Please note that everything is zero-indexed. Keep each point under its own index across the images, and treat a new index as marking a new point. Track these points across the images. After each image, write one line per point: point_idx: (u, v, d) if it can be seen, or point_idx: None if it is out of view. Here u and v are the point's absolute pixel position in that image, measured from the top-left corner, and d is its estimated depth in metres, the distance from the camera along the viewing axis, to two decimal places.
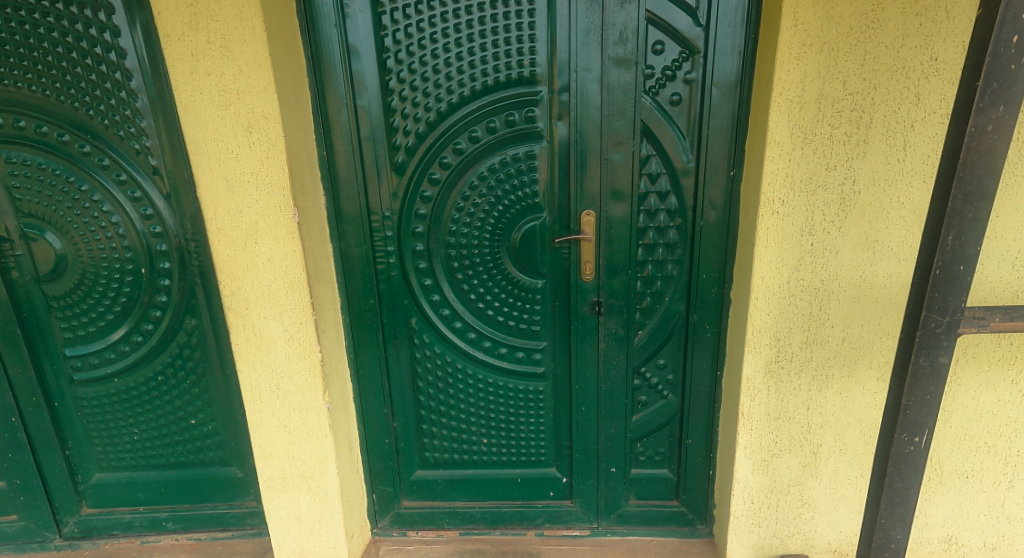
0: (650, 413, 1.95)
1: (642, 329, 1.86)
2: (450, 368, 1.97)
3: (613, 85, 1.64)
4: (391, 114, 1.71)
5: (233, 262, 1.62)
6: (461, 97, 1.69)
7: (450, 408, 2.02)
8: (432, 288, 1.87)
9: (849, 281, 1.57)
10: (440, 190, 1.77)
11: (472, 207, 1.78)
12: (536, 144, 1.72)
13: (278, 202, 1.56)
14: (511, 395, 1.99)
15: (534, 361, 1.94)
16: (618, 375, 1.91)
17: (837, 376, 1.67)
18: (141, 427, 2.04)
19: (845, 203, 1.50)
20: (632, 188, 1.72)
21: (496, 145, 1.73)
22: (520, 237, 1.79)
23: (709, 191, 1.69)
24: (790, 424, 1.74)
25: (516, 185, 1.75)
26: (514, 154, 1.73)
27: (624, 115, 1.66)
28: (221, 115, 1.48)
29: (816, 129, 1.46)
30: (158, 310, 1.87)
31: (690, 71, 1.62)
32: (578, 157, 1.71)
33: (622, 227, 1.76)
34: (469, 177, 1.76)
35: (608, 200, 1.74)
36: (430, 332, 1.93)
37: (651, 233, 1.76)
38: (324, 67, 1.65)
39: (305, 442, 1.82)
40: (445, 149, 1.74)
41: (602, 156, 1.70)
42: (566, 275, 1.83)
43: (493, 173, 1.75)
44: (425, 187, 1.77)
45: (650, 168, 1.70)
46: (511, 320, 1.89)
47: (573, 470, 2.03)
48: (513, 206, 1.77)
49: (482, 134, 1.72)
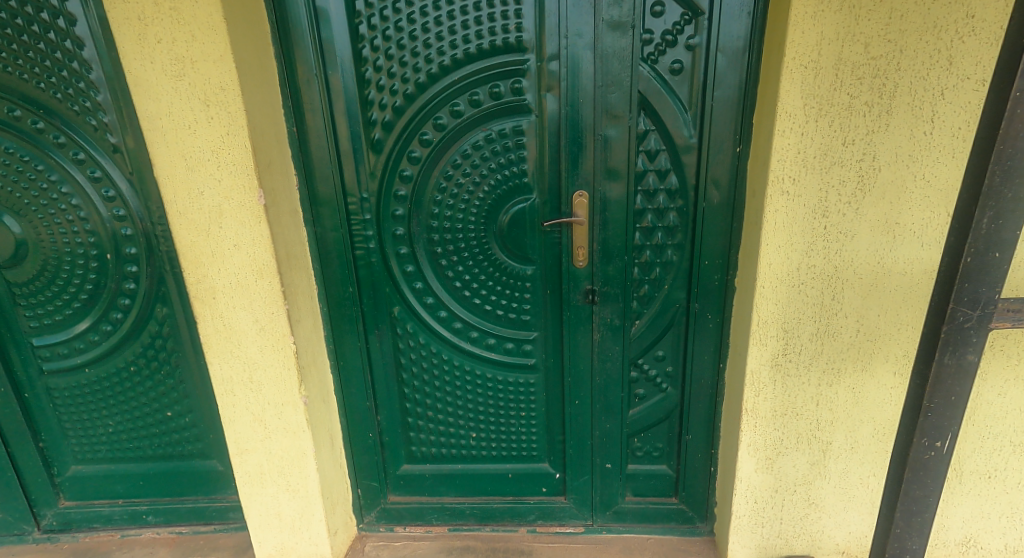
0: (648, 407, 1.84)
1: (639, 318, 1.75)
2: (435, 359, 1.87)
3: (607, 52, 1.50)
4: (366, 86, 1.57)
5: (196, 247, 1.50)
6: (441, 67, 1.55)
7: (437, 401, 1.92)
8: (414, 274, 1.76)
9: (866, 268, 1.43)
10: (421, 170, 1.64)
11: (456, 188, 1.66)
12: (524, 119, 1.58)
13: (241, 183, 1.44)
14: (501, 387, 1.88)
15: (524, 352, 1.83)
16: (613, 367, 1.80)
17: (849, 371, 1.54)
18: (116, 419, 1.96)
19: (863, 181, 1.36)
20: (628, 166, 1.58)
21: (480, 120, 1.59)
22: (507, 220, 1.67)
23: (713, 169, 1.54)
24: (798, 421, 1.61)
25: (503, 163, 1.62)
26: (500, 129, 1.59)
27: (619, 86, 1.51)
28: (174, 86, 1.35)
29: (832, 99, 1.30)
30: (127, 297, 1.77)
31: (693, 35, 1.46)
32: (569, 133, 1.57)
33: (617, 209, 1.62)
34: (452, 156, 1.63)
35: (603, 179, 1.60)
36: (414, 321, 1.82)
37: (649, 215, 1.63)
38: (291, 34, 1.52)
39: (282, 437, 1.73)
40: (426, 125, 1.60)
41: (595, 132, 1.56)
42: (557, 261, 1.70)
43: (477, 151, 1.62)
44: (404, 165, 1.65)
45: (649, 144, 1.56)
46: (500, 309, 1.78)
47: (567, 466, 1.93)
48: (499, 187, 1.64)
49: (464, 107, 1.58)
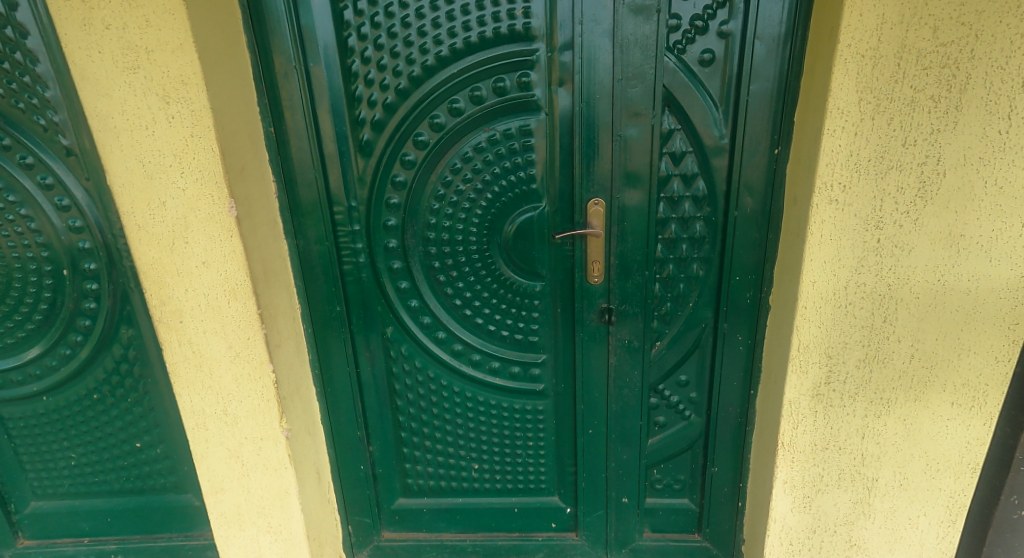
0: (669, 436, 1.67)
1: (660, 339, 1.57)
2: (433, 383, 1.69)
3: (628, 40, 1.31)
4: (353, 80, 1.39)
5: (159, 266, 1.31)
6: (438, 58, 1.36)
7: (435, 430, 1.74)
8: (409, 291, 1.58)
9: (923, 286, 1.26)
10: (416, 175, 1.46)
11: (455, 195, 1.48)
12: (532, 118, 1.40)
13: (209, 191, 1.25)
14: (506, 414, 1.71)
15: (531, 377, 1.66)
16: (631, 394, 1.63)
17: (900, 401, 1.36)
18: (79, 451, 1.77)
19: (925, 188, 1.18)
20: (650, 170, 1.40)
21: (483, 119, 1.41)
22: (513, 231, 1.49)
23: (746, 173, 1.37)
24: (840, 455, 1.43)
25: (509, 168, 1.44)
26: (505, 129, 1.41)
27: (641, 80, 1.33)
28: (128, 81, 1.16)
29: (893, 92, 1.13)
30: (87, 318, 1.58)
31: (727, 20, 1.28)
32: (583, 134, 1.39)
33: (637, 218, 1.45)
34: (451, 159, 1.45)
35: (621, 185, 1.42)
36: (408, 342, 1.65)
37: (672, 225, 1.45)
38: (267, 21, 1.33)
39: (262, 474, 1.54)
40: (421, 124, 1.42)
41: (613, 132, 1.38)
42: (569, 276, 1.53)
43: (480, 154, 1.44)
44: (396, 170, 1.46)
45: (674, 146, 1.38)
46: (504, 329, 1.61)
47: (578, 500, 1.75)
48: (504, 194, 1.46)
49: (465, 104, 1.40)
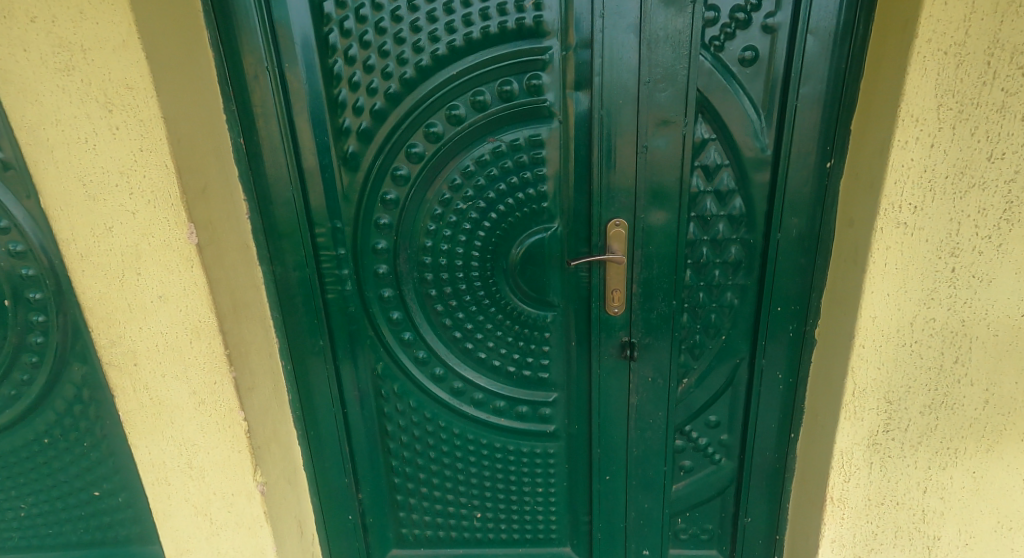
0: (696, 482, 1.48)
1: (687, 376, 1.40)
2: (429, 425, 1.50)
3: (656, 36, 1.13)
4: (335, 82, 1.19)
5: (107, 300, 1.11)
6: (435, 58, 1.17)
7: (432, 475, 1.55)
8: (402, 322, 1.40)
9: (1003, 322, 1.07)
10: (410, 192, 1.27)
11: (455, 215, 1.29)
12: (543, 126, 1.21)
13: (163, 215, 1.05)
14: (513, 458, 1.52)
15: (541, 417, 1.47)
16: (654, 436, 1.45)
17: (970, 452, 1.18)
18: (29, 502, 1.57)
19: (1013, 209, 0.99)
20: (680, 186, 1.22)
21: (486, 128, 1.22)
22: (521, 255, 1.31)
23: (791, 190, 1.19)
24: (897, 511, 1.24)
25: (516, 183, 1.26)
26: (513, 140, 1.22)
27: (671, 82, 1.15)
28: (62, 84, 0.97)
29: (978, 96, 0.95)
30: (33, 354, 1.38)
31: (774, 12, 1.10)
32: (603, 145, 1.20)
33: (664, 241, 1.27)
34: (450, 174, 1.26)
35: (646, 203, 1.24)
36: (401, 379, 1.46)
37: (703, 248, 1.28)
38: (234, 14, 1.13)
39: (233, 534, 1.33)
40: (415, 134, 1.23)
41: (638, 143, 1.19)
42: (585, 306, 1.35)
43: (483, 169, 1.25)
44: (387, 186, 1.27)
45: (707, 158, 1.20)
46: (510, 364, 1.43)
47: (594, 552, 1.56)
48: (511, 214, 1.28)
49: (465, 112, 1.21)
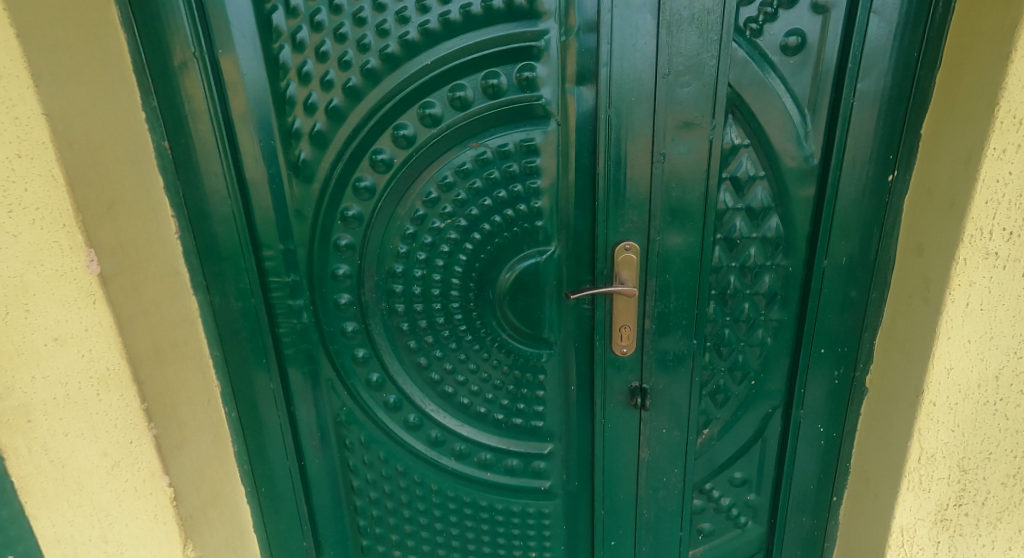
0: (717, 549, 1.26)
1: (708, 426, 1.18)
2: (402, 479, 1.28)
3: (679, 18, 0.91)
4: (280, 73, 0.96)
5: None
6: (404, 44, 0.95)
7: (406, 537, 1.32)
8: (369, 360, 1.18)
9: None
10: (376, 208, 1.05)
11: (430, 236, 1.08)
12: (538, 129, 0.99)
13: (54, 238, 0.81)
14: (501, 518, 1.29)
15: (534, 472, 1.25)
16: (668, 496, 1.23)
17: None
18: None
19: None
20: (704, 203, 1.00)
21: (468, 131, 1.00)
22: (511, 283, 1.10)
23: (840, 208, 0.97)
24: None
25: (505, 198, 1.04)
26: (500, 145, 1.01)
27: (697, 75, 0.93)
28: None
29: None
30: None
31: None
32: (611, 153, 0.98)
33: (684, 269, 1.05)
34: (425, 186, 1.04)
35: (663, 223, 1.02)
36: (369, 427, 1.24)
37: (732, 277, 1.06)
38: None
39: None
40: (381, 138, 1.01)
41: (653, 150, 0.97)
42: (588, 343, 1.13)
43: (464, 180, 1.03)
44: (348, 201, 1.05)
45: (738, 168, 0.98)
46: (498, 410, 1.21)
47: None
48: (498, 235, 1.07)
49: (442, 110, 0.99)
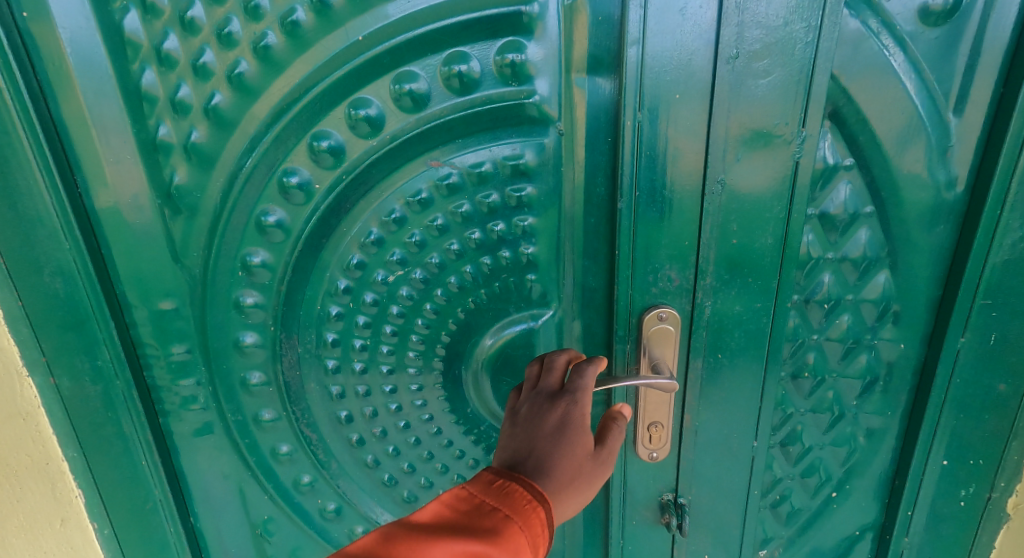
0: None
1: (767, 549, 0.85)
2: None
3: None
4: (127, 52, 0.62)
5: None
6: (320, 8, 0.61)
7: None
8: (296, 456, 0.85)
9: None
10: (291, 255, 0.72)
11: (375, 294, 0.74)
12: (529, 141, 0.66)
13: None
14: None
15: None
16: None
17: None
18: None
19: None
20: (781, 253, 0.66)
21: (425, 144, 0.67)
22: (494, 358, 0.77)
23: (993, 264, 0.65)
24: None
25: (482, 241, 0.71)
26: (475, 165, 0.68)
27: (782, 57, 0.58)
28: None
29: None
30: None
31: None
32: (642, 179, 0.64)
33: (746, 347, 0.72)
34: (364, 224, 0.71)
35: (717, 281, 0.68)
36: (302, 541, 0.91)
37: (813, 357, 0.74)
38: None
39: None
40: (293, 153, 0.67)
41: (708, 176, 0.63)
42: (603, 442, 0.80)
43: (421, 216, 0.70)
44: (247, 245, 0.71)
45: (833, 202, 0.65)
46: None
47: None
48: (472, 293, 0.74)
49: (383, 111, 0.65)
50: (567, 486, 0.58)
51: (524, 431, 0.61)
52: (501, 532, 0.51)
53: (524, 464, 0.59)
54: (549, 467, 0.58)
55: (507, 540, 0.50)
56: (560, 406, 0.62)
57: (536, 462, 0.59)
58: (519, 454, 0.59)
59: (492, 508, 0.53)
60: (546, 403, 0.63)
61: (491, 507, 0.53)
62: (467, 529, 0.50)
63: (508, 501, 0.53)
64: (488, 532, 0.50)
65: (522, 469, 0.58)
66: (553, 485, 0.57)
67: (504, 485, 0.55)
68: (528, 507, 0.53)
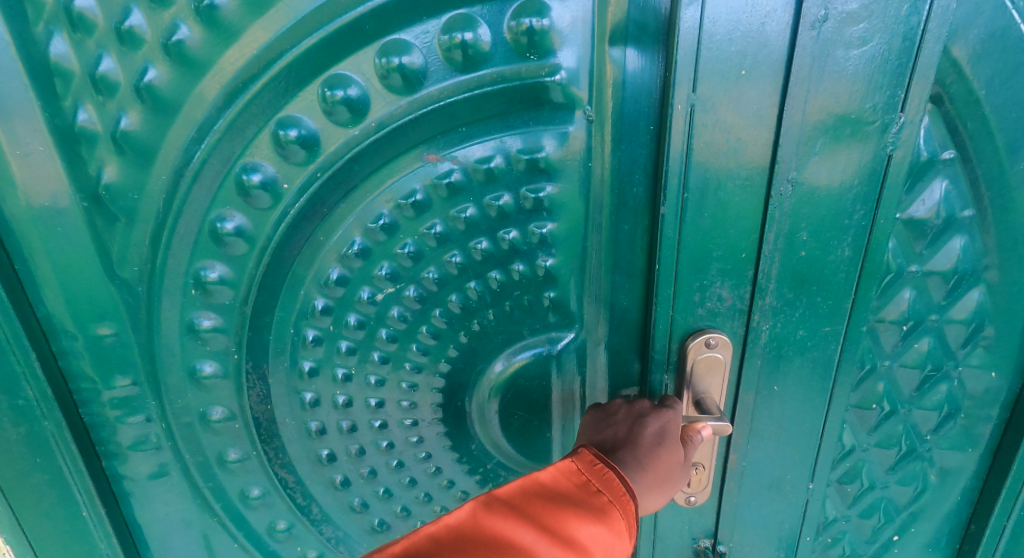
0: None
1: None
2: None
3: None
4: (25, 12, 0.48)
5: None
6: None
7: None
8: (271, 500, 0.72)
9: None
10: (256, 269, 0.58)
11: (361, 315, 0.62)
12: (550, 131, 0.54)
13: None
14: None
15: None
16: None
17: None
18: None
19: None
20: (860, 268, 0.54)
21: (420, 134, 0.54)
22: (505, 390, 0.65)
23: None
24: None
25: (491, 252, 0.59)
26: (483, 161, 0.55)
27: (881, 19, 0.45)
28: None
29: None
30: None
31: None
32: (693, 177, 0.51)
33: (810, 377, 0.60)
34: (345, 232, 0.58)
35: (780, 301, 0.56)
36: None
37: (885, 387, 0.62)
38: None
39: None
40: (252, 146, 0.53)
41: (776, 172, 0.50)
42: None
43: (415, 222, 0.57)
44: (199, 258, 0.57)
45: (925, 204, 0.53)
46: None
47: None
48: (478, 314, 0.62)
49: (366, 92, 0.51)
50: (657, 484, 0.53)
51: (624, 425, 0.55)
52: (606, 517, 0.46)
53: (622, 454, 0.52)
54: (648, 464, 0.52)
55: (611, 527, 0.45)
56: (657, 415, 0.55)
57: (634, 452, 0.52)
58: (617, 444, 0.53)
59: (597, 490, 0.47)
60: (644, 411, 0.56)
61: (596, 489, 0.47)
62: (575, 507, 0.46)
63: (611, 484, 0.47)
64: (593, 513, 0.45)
65: (620, 458, 0.51)
66: (648, 481, 0.52)
67: (606, 469, 0.48)
68: (628, 495, 0.47)
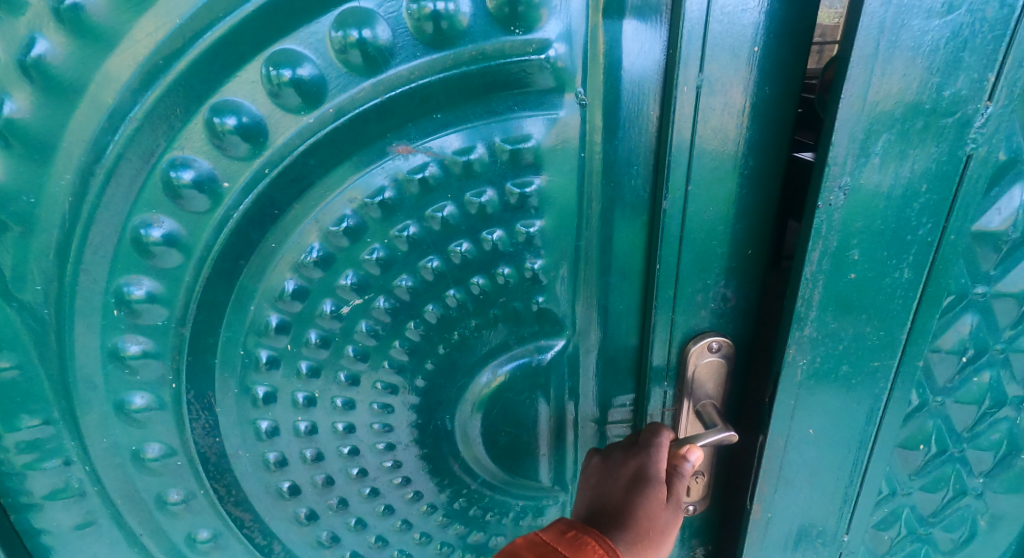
0: None
1: None
2: None
3: None
4: None
5: None
6: None
7: None
8: (223, 542, 0.62)
9: None
10: (192, 284, 0.48)
11: (320, 336, 0.52)
12: (536, 117, 0.46)
13: None
14: None
15: None
16: None
17: None
18: None
19: None
20: (921, 291, 0.45)
21: (387, 123, 0.44)
22: (492, 404, 0.57)
23: None
24: None
25: (472, 257, 0.50)
26: (464, 153, 0.46)
27: None
28: None
29: None
30: None
31: None
32: (698, 168, 0.47)
33: (856, 419, 0.51)
34: (302, 235, 0.48)
35: (826, 335, 0.46)
36: None
37: (937, 426, 0.54)
38: None
39: None
40: (180, 135, 0.43)
41: (827, 175, 0.40)
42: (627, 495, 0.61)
43: (384, 224, 0.48)
44: (120, 269, 0.46)
45: (999, 214, 0.45)
46: None
47: None
48: (458, 329, 0.53)
49: (322, 74, 0.41)
50: (645, 537, 0.45)
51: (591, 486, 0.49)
52: None
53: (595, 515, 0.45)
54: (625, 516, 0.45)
55: None
56: (632, 462, 0.49)
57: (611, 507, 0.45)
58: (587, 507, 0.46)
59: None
60: (617, 461, 0.49)
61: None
62: None
63: (585, 549, 0.40)
64: None
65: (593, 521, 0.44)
66: (631, 533, 0.44)
67: (579, 534, 0.41)
68: None
